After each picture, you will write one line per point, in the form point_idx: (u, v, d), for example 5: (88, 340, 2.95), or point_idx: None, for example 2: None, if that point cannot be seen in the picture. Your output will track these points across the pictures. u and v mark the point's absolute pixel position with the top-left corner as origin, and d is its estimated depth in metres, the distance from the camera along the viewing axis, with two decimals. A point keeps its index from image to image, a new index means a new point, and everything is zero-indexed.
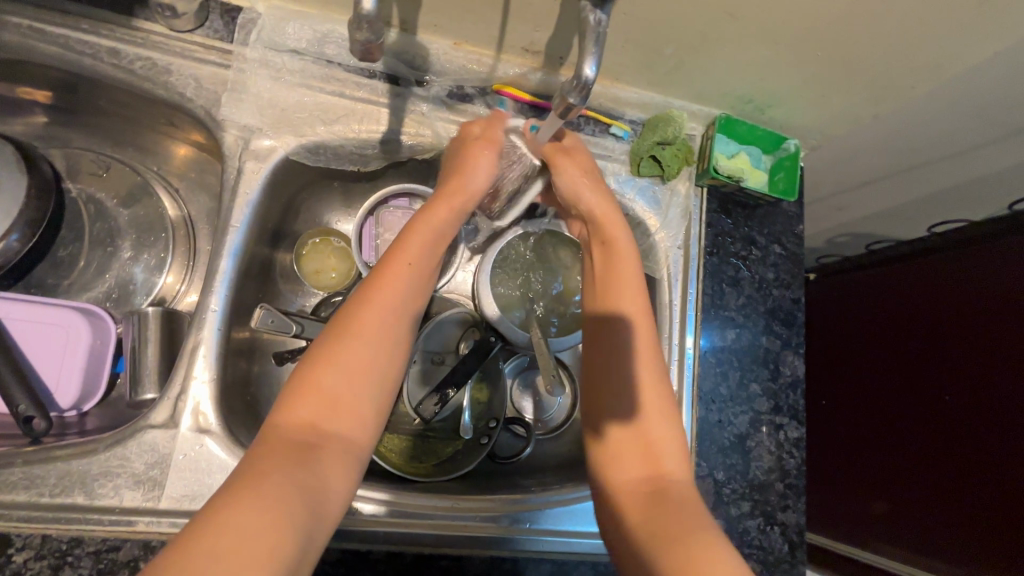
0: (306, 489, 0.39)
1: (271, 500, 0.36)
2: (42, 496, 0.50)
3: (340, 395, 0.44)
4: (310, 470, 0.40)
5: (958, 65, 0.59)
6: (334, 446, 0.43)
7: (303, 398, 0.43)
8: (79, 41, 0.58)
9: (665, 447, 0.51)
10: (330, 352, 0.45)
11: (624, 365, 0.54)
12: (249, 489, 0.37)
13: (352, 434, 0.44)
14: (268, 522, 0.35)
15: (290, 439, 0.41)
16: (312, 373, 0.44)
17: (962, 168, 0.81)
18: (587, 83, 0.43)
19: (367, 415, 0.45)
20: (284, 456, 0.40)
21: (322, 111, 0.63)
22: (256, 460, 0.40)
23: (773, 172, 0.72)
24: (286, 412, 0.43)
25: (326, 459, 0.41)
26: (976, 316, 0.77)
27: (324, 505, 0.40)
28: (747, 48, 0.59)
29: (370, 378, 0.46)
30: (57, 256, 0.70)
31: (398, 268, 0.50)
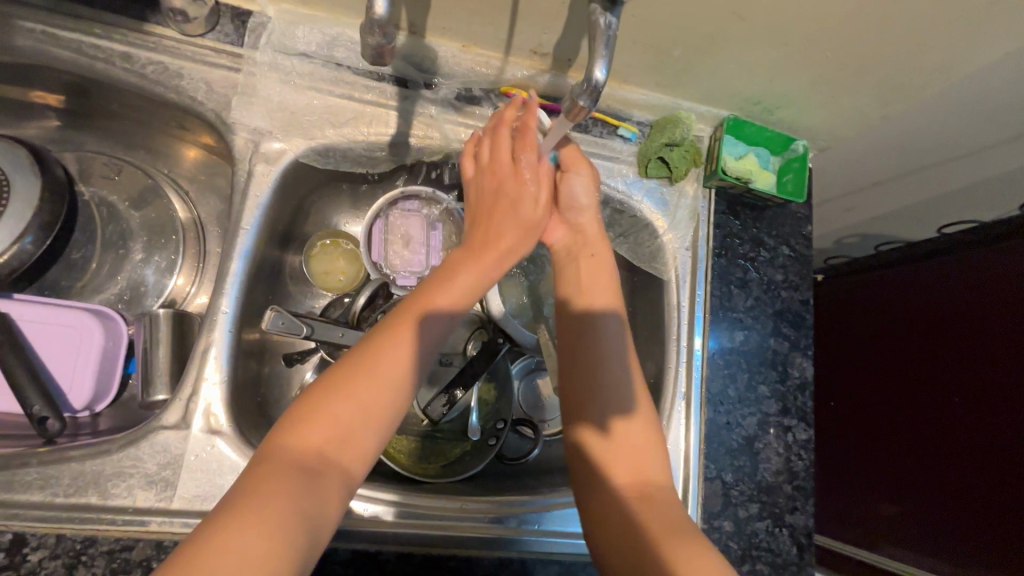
0: (307, 519, 0.38)
1: (272, 527, 0.36)
2: (56, 496, 0.50)
3: (354, 425, 0.42)
4: (313, 499, 0.39)
5: (967, 66, 0.58)
6: (338, 476, 0.41)
7: (317, 422, 0.42)
8: (92, 45, 0.58)
9: (652, 459, 0.52)
10: (351, 379, 0.43)
11: (611, 375, 0.54)
12: (252, 511, 0.36)
13: (354, 465, 0.43)
14: (265, 551, 0.34)
15: (296, 463, 0.40)
16: (329, 397, 0.43)
17: (972, 169, 0.80)
18: (597, 86, 0.44)
19: (373, 447, 0.44)
20: (290, 481, 0.39)
21: (332, 114, 0.63)
22: (261, 478, 0.39)
23: (781, 173, 0.72)
24: (295, 433, 0.41)
25: (327, 491, 0.40)
26: (985, 318, 0.77)
27: (319, 533, 0.39)
28: (755, 50, 0.59)
29: (385, 410, 0.44)
30: (70, 258, 0.70)
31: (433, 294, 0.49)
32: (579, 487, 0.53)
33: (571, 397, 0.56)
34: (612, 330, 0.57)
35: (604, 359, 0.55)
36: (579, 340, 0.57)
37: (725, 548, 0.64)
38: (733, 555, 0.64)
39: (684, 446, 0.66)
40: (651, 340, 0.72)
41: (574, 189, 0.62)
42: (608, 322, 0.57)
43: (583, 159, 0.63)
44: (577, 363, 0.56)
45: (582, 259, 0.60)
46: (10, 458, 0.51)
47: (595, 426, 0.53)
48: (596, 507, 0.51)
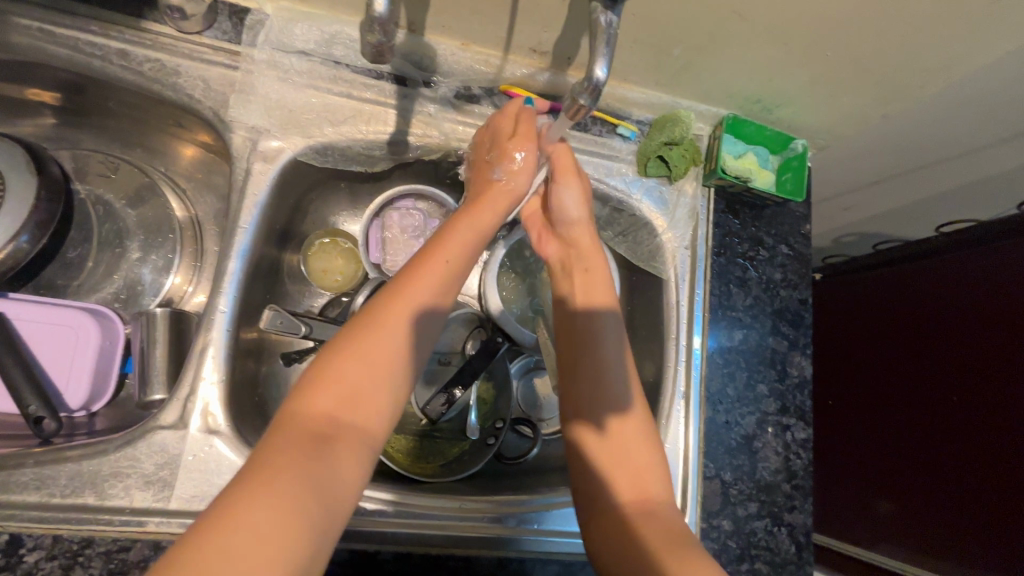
0: (325, 483, 0.37)
1: (290, 494, 0.35)
2: (52, 497, 0.50)
3: (362, 388, 0.42)
4: (330, 462, 0.38)
5: (967, 65, 0.58)
6: (354, 438, 0.41)
7: (324, 389, 0.41)
8: (89, 42, 0.58)
9: (649, 460, 0.52)
10: (357, 341, 0.43)
11: (609, 375, 0.55)
12: (267, 481, 0.35)
13: (372, 424, 0.42)
14: (284, 517, 0.34)
15: (310, 427, 0.40)
16: (337, 361, 0.42)
17: (970, 168, 0.80)
18: (598, 84, 0.43)
19: (388, 407, 0.43)
20: (304, 447, 0.38)
21: (331, 112, 0.63)
22: (273, 447, 0.38)
23: (780, 172, 0.72)
24: (305, 399, 0.41)
25: (343, 453, 0.39)
26: (983, 317, 0.77)
27: (341, 495, 0.38)
28: (755, 49, 0.59)
29: (393, 371, 0.44)
30: (66, 257, 0.70)
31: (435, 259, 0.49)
32: (578, 488, 0.53)
33: (569, 397, 0.56)
34: (608, 329, 0.57)
35: (602, 358, 0.55)
36: (577, 340, 0.57)
37: (724, 547, 0.64)
38: (732, 554, 0.64)
39: (683, 445, 0.66)
40: (650, 340, 0.73)
41: (565, 203, 0.61)
42: (607, 321, 0.57)
43: (574, 168, 0.61)
44: (576, 363, 0.56)
45: (576, 273, 0.60)
46: (6, 459, 0.51)
47: (594, 425, 0.53)
48: (598, 509, 0.51)
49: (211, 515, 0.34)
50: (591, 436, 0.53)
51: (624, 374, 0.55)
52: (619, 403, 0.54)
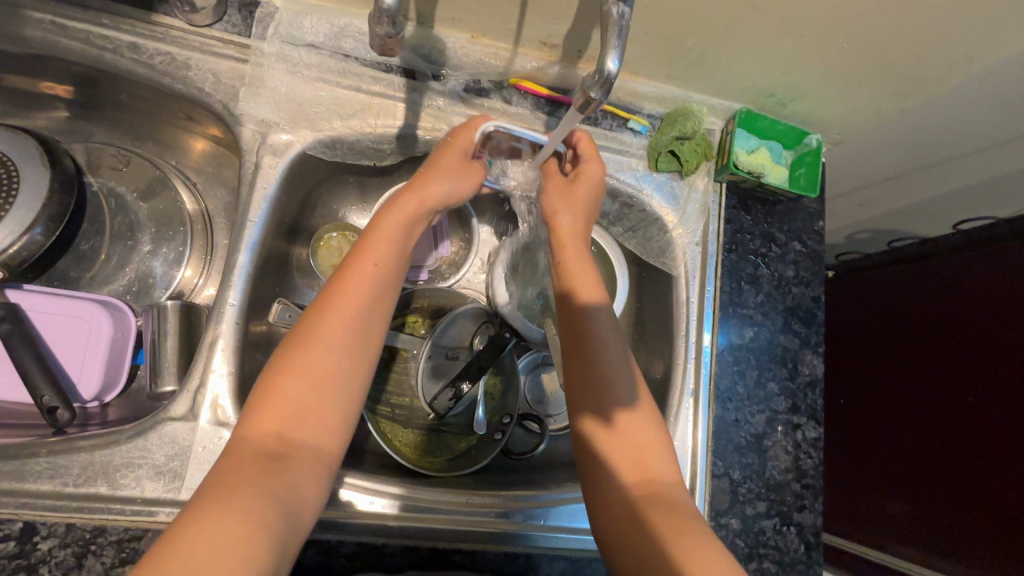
0: (279, 499, 0.40)
1: (245, 509, 0.37)
2: (66, 486, 0.51)
3: (305, 407, 0.45)
4: (281, 481, 0.41)
5: (989, 58, 0.57)
6: (304, 458, 0.43)
7: (270, 410, 0.44)
8: (100, 36, 0.58)
9: (653, 452, 0.52)
10: (295, 361, 0.46)
11: (605, 366, 0.55)
12: (223, 501, 0.37)
13: (321, 442, 0.45)
14: (244, 527, 0.36)
15: (260, 450, 0.42)
16: (277, 384, 0.45)
17: (989, 165, 0.78)
18: (609, 77, 0.42)
19: (336, 427, 0.46)
20: (254, 469, 0.41)
21: (340, 105, 0.63)
22: (223, 472, 0.40)
23: (793, 167, 0.71)
24: (253, 424, 0.44)
25: (296, 469, 0.42)
26: (1003, 311, 0.75)
27: (295, 512, 0.41)
28: (770, 41, 0.57)
29: (334, 383, 0.46)
30: (80, 250, 0.70)
31: (364, 270, 0.50)
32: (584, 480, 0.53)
33: (573, 391, 0.55)
34: (594, 321, 0.57)
35: (601, 354, 0.55)
36: (572, 325, 0.57)
37: (732, 545, 0.64)
38: (741, 553, 0.64)
39: (691, 442, 0.66)
40: (660, 337, 0.72)
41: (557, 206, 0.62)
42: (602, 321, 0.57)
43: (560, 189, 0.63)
44: (574, 356, 0.56)
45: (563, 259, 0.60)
46: (21, 448, 0.52)
47: (597, 419, 0.53)
48: (606, 496, 0.50)
49: (168, 535, 0.35)
50: (595, 427, 0.53)
51: (624, 369, 0.55)
52: (615, 395, 0.53)
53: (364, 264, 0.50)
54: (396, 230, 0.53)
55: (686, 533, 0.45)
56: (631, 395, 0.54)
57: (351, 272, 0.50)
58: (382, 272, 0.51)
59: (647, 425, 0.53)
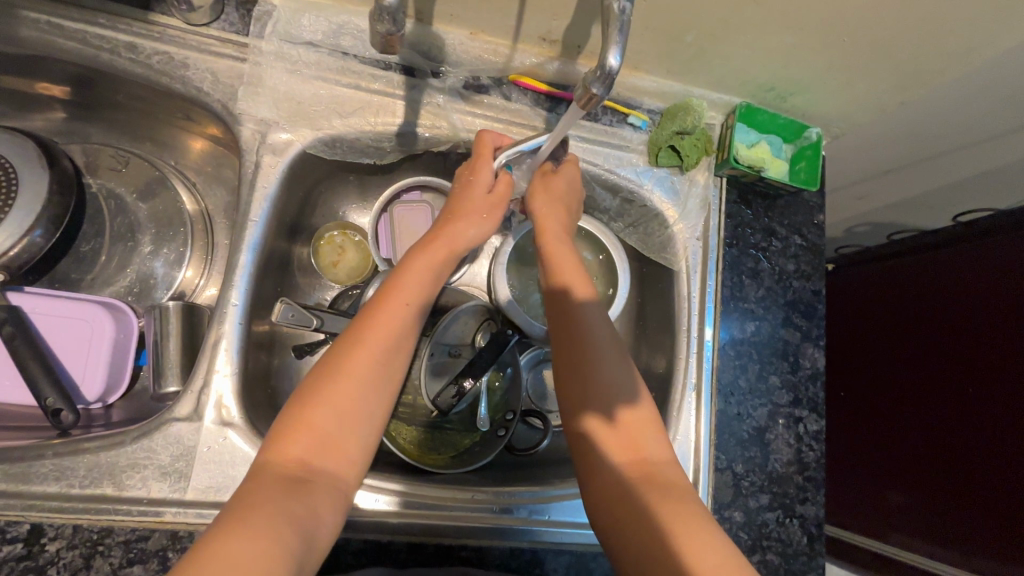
0: (299, 522, 0.40)
1: (264, 531, 0.37)
2: (72, 488, 0.51)
3: (328, 432, 0.45)
4: (302, 504, 0.41)
5: (989, 50, 0.57)
6: (324, 483, 0.44)
7: (294, 434, 0.45)
8: (97, 36, 0.57)
9: (649, 446, 0.51)
10: (320, 388, 0.46)
11: (602, 363, 0.54)
12: (245, 521, 0.38)
13: (342, 469, 0.45)
14: (265, 548, 0.36)
15: (284, 473, 0.43)
16: (304, 411, 0.45)
17: (989, 156, 0.78)
18: (610, 73, 0.42)
19: (357, 453, 0.46)
20: (276, 490, 0.41)
21: (339, 103, 0.62)
22: (247, 494, 0.41)
23: (794, 161, 0.70)
24: (277, 447, 0.44)
25: (316, 495, 0.43)
26: (1005, 302, 0.75)
27: (314, 535, 0.41)
28: (770, 34, 0.57)
29: (359, 413, 0.47)
30: (80, 251, 0.70)
31: (393, 303, 0.51)
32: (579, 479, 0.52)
33: (568, 392, 0.54)
34: (593, 327, 0.56)
35: (604, 360, 0.54)
36: (569, 324, 0.56)
37: (735, 538, 0.64)
38: (744, 545, 0.64)
39: (693, 437, 0.66)
40: (662, 332, 0.73)
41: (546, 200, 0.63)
42: (591, 318, 0.56)
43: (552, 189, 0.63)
44: (567, 352, 0.55)
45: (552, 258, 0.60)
46: (27, 450, 0.52)
47: (600, 416, 0.52)
48: (603, 491, 0.49)
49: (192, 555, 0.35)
50: (601, 425, 0.52)
51: (620, 367, 0.54)
52: (613, 390, 0.53)
53: (392, 296, 0.52)
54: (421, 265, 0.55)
55: (687, 524, 0.44)
56: (632, 392, 0.53)
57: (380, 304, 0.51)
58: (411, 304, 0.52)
59: (646, 417, 0.53)
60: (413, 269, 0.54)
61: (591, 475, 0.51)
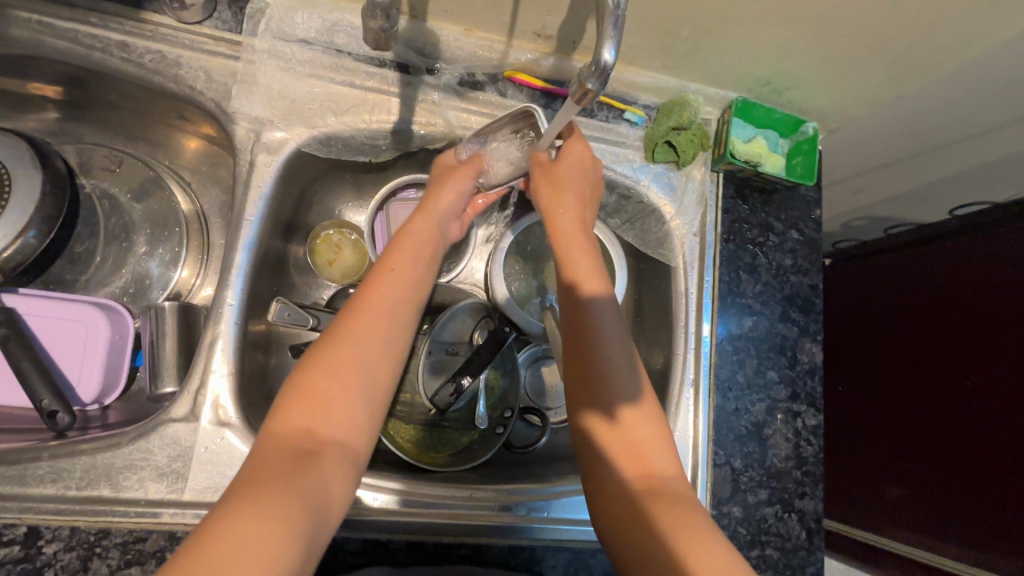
0: (309, 493, 0.39)
1: (271, 504, 0.37)
2: (68, 490, 0.50)
3: (333, 402, 0.45)
4: (311, 474, 0.41)
5: (985, 42, 0.57)
6: (333, 452, 0.43)
7: (298, 406, 0.44)
8: (88, 35, 0.57)
9: (650, 446, 0.51)
10: (322, 358, 0.46)
11: (603, 355, 0.53)
12: (252, 494, 0.37)
13: (350, 438, 0.45)
14: (274, 521, 0.35)
15: (289, 444, 0.42)
16: (306, 381, 0.45)
17: (986, 149, 0.78)
18: (605, 68, 0.42)
19: (363, 421, 0.46)
20: (283, 463, 0.40)
21: (334, 101, 0.62)
22: (254, 467, 0.40)
23: (791, 156, 0.70)
24: (281, 419, 0.44)
25: (325, 464, 0.42)
26: (1003, 296, 0.75)
27: (324, 507, 0.40)
28: (766, 28, 0.57)
29: (361, 380, 0.46)
30: (75, 252, 0.70)
31: (382, 276, 0.52)
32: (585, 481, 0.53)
33: (573, 389, 0.54)
34: (596, 300, 0.56)
35: (600, 333, 0.55)
36: (577, 316, 0.56)
37: (734, 533, 0.64)
38: (743, 540, 0.64)
39: (691, 433, 0.66)
40: (659, 328, 0.73)
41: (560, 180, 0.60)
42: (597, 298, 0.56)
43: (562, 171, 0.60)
44: (574, 342, 0.55)
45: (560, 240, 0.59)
46: (22, 453, 0.51)
47: (600, 414, 0.52)
48: (605, 494, 0.49)
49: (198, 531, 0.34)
50: (601, 424, 0.52)
51: (623, 360, 0.54)
52: (611, 380, 0.53)
53: (384, 270, 0.53)
54: (412, 243, 0.56)
55: (685, 529, 0.44)
56: (632, 392, 0.53)
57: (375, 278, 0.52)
58: (404, 279, 0.53)
59: (648, 416, 0.52)
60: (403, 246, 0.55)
61: (594, 479, 0.51)
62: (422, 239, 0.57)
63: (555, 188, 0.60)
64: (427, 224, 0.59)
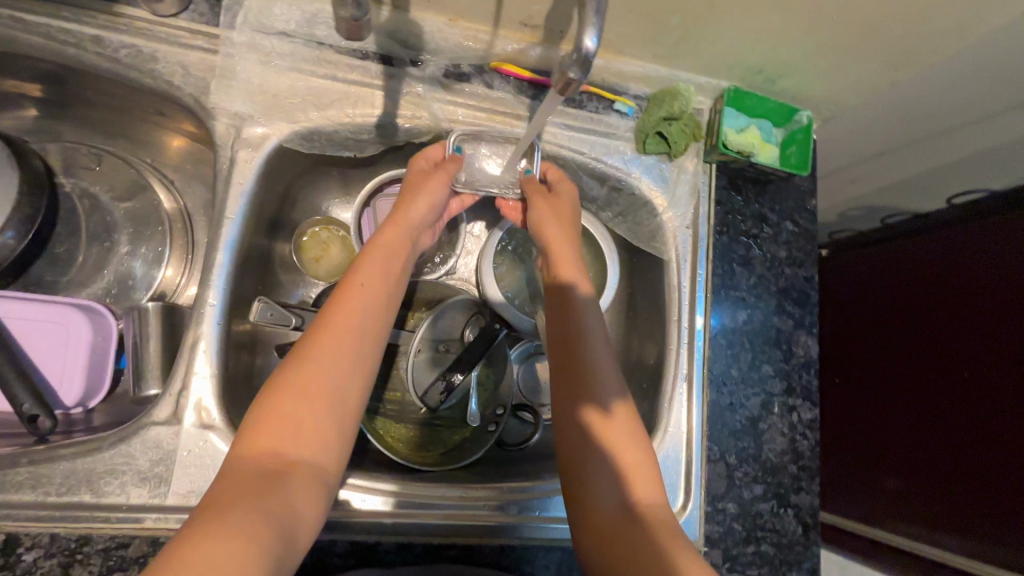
0: (274, 516, 0.38)
1: (238, 528, 0.36)
2: (48, 496, 0.50)
3: (301, 421, 0.44)
4: (276, 497, 0.40)
5: (982, 27, 0.55)
6: (300, 473, 0.42)
7: (265, 426, 0.43)
8: (61, 29, 0.55)
9: (636, 442, 0.52)
10: (292, 376, 0.45)
11: (591, 349, 0.55)
12: (217, 519, 0.36)
13: (318, 457, 0.44)
14: (239, 545, 0.35)
15: (256, 466, 0.41)
16: (274, 400, 0.44)
17: (984, 137, 0.77)
18: (587, 57, 0.40)
19: (333, 441, 0.45)
20: (248, 486, 0.40)
21: (315, 95, 0.61)
22: (220, 490, 0.39)
23: (785, 145, 0.69)
24: (247, 440, 0.43)
25: (293, 486, 0.41)
26: (1003, 287, 0.74)
27: (290, 530, 0.39)
28: (757, 15, 0.56)
29: (331, 399, 0.46)
30: (55, 253, 0.69)
31: (355, 288, 0.51)
32: (569, 505, 0.51)
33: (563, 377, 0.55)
34: (581, 310, 0.57)
35: (590, 340, 0.55)
36: (566, 333, 0.56)
37: (729, 530, 0.64)
38: (738, 537, 0.64)
39: (686, 429, 0.65)
40: (652, 322, 0.71)
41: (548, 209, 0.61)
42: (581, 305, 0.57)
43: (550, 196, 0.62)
44: (557, 341, 0.56)
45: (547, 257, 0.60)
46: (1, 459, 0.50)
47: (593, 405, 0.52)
48: (584, 486, 0.50)
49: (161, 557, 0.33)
50: (592, 414, 0.52)
51: (610, 362, 0.55)
52: (595, 372, 0.54)
53: (354, 284, 0.51)
54: (385, 253, 0.55)
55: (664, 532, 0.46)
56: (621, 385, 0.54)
57: (346, 290, 0.51)
58: (375, 292, 0.52)
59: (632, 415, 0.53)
60: (375, 256, 0.54)
61: (583, 505, 0.49)
62: (395, 248, 0.56)
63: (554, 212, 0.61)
64: (399, 229, 0.57)
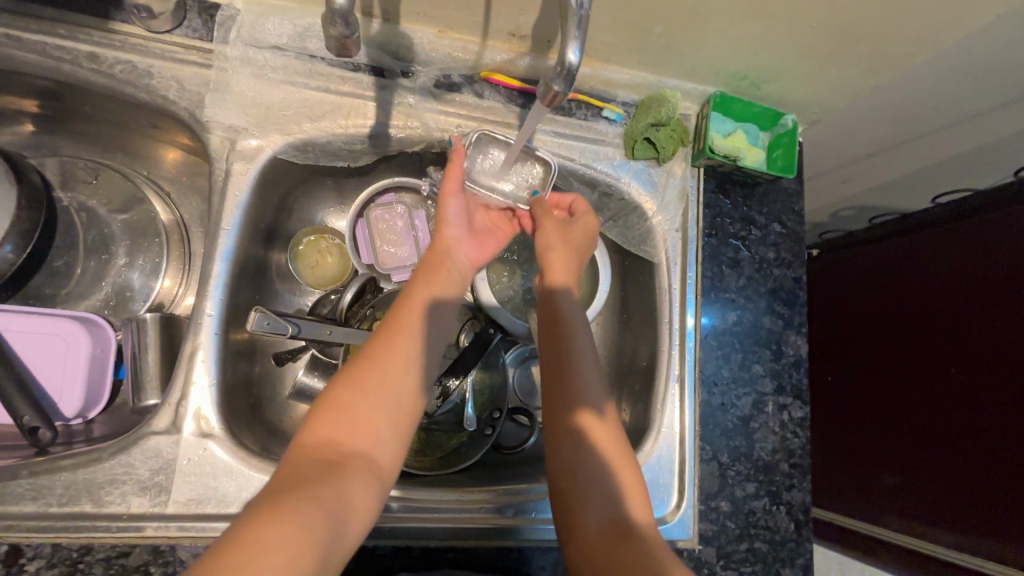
0: (330, 502, 0.39)
1: (297, 512, 0.36)
2: (50, 506, 0.50)
3: (362, 417, 0.46)
4: (333, 484, 0.41)
5: (958, 31, 0.57)
6: (359, 463, 0.44)
7: (330, 421, 0.45)
8: (57, 47, 0.56)
9: (625, 454, 0.54)
10: (354, 379, 0.48)
11: (577, 363, 0.57)
12: (281, 501, 0.37)
13: (375, 453, 0.45)
14: (298, 529, 0.35)
15: (316, 456, 0.43)
16: (337, 398, 0.47)
17: (966, 137, 0.78)
18: (570, 69, 0.41)
19: (389, 438, 0.47)
20: (311, 472, 0.41)
21: (309, 107, 0.62)
22: (283, 476, 0.41)
23: (771, 148, 0.70)
24: (309, 435, 0.45)
25: (351, 476, 0.42)
26: (990, 284, 0.75)
27: (347, 517, 0.39)
28: (738, 23, 0.57)
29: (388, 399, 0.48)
30: (54, 266, 0.70)
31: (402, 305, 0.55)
32: (555, 520, 0.53)
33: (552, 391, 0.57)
34: (576, 323, 0.59)
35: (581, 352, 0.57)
36: (558, 345, 0.58)
37: (723, 528, 0.65)
38: (732, 534, 0.65)
39: (679, 430, 0.66)
40: (644, 325, 0.72)
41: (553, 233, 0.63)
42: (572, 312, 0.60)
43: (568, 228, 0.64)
44: (552, 347, 0.58)
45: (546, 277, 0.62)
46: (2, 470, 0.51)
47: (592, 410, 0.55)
48: (577, 488, 0.52)
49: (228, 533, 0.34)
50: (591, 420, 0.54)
51: (596, 379, 0.56)
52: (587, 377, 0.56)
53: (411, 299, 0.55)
54: (428, 271, 0.59)
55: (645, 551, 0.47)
56: (601, 399, 0.55)
57: (403, 305, 0.55)
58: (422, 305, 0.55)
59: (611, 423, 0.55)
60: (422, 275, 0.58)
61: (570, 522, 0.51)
62: (436, 266, 0.59)
63: (562, 233, 0.63)
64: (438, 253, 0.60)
